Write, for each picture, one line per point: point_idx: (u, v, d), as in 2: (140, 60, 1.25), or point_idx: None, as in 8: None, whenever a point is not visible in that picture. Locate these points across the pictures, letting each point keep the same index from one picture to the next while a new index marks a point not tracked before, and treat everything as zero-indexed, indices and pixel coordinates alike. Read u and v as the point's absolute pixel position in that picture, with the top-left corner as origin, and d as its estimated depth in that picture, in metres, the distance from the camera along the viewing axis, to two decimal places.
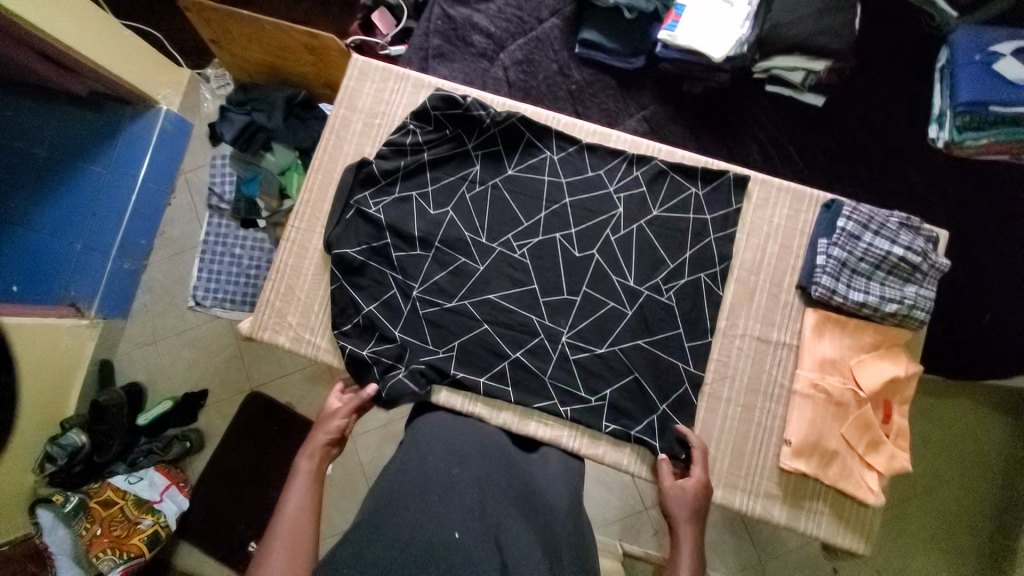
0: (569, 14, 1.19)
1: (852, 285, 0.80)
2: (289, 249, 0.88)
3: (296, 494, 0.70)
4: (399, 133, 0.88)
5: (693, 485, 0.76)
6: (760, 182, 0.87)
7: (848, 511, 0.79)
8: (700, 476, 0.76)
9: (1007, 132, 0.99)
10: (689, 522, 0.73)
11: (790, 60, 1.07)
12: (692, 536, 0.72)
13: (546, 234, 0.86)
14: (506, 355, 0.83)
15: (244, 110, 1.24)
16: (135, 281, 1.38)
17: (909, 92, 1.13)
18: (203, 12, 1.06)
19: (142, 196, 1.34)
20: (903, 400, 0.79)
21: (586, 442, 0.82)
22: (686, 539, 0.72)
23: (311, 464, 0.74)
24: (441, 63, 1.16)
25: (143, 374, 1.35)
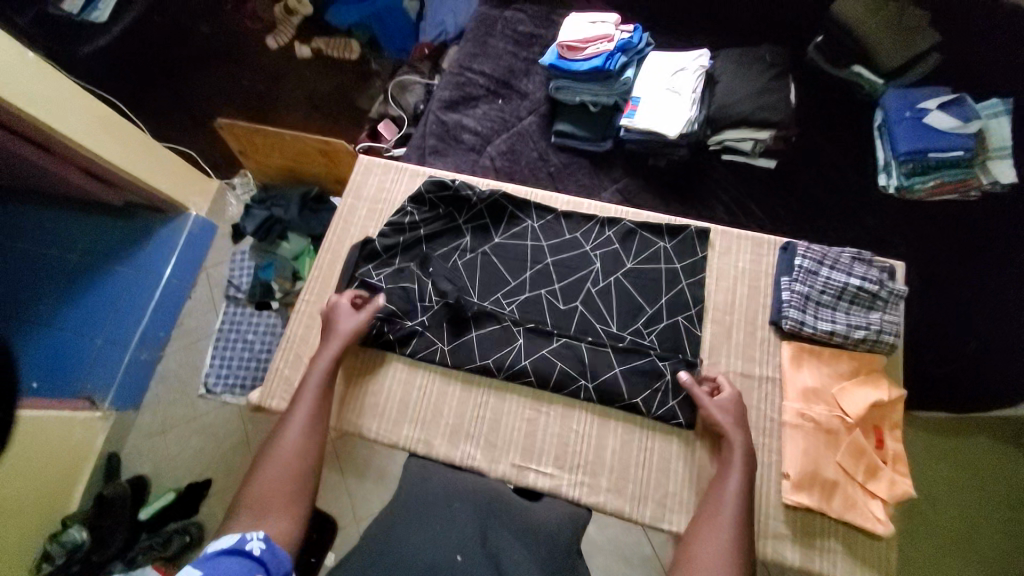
0: (543, 111, 1.39)
1: (819, 315, 0.86)
2: (299, 320, 0.96)
3: (312, 386, 0.81)
4: (399, 214, 1.00)
5: (727, 399, 0.80)
6: (721, 232, 0.97)
7: (862, 547, 0.77)
8: (730, 391, 0.81)
9: (949, 173, 1.14)
10: (735, 426, 0.77)
11: (738, 133, 1.23)
12: (743, 441, 0.76)
13: (532, 291, 0.95)
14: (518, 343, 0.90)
15: (265, 207, 1.41)
16: (151, 371, 1.45)
17: (850, 149, 1.28)
18: (235, 130, 1.27)
19: (166, 292, 1.46)
20: (893, 425, 0.81)
21: (597, 422, 0.86)
22: (737, 443, 0.76)
23: (330, 358, 0.84)
24: (437, 158, 1.34)
25: (148, 467, 1.36)
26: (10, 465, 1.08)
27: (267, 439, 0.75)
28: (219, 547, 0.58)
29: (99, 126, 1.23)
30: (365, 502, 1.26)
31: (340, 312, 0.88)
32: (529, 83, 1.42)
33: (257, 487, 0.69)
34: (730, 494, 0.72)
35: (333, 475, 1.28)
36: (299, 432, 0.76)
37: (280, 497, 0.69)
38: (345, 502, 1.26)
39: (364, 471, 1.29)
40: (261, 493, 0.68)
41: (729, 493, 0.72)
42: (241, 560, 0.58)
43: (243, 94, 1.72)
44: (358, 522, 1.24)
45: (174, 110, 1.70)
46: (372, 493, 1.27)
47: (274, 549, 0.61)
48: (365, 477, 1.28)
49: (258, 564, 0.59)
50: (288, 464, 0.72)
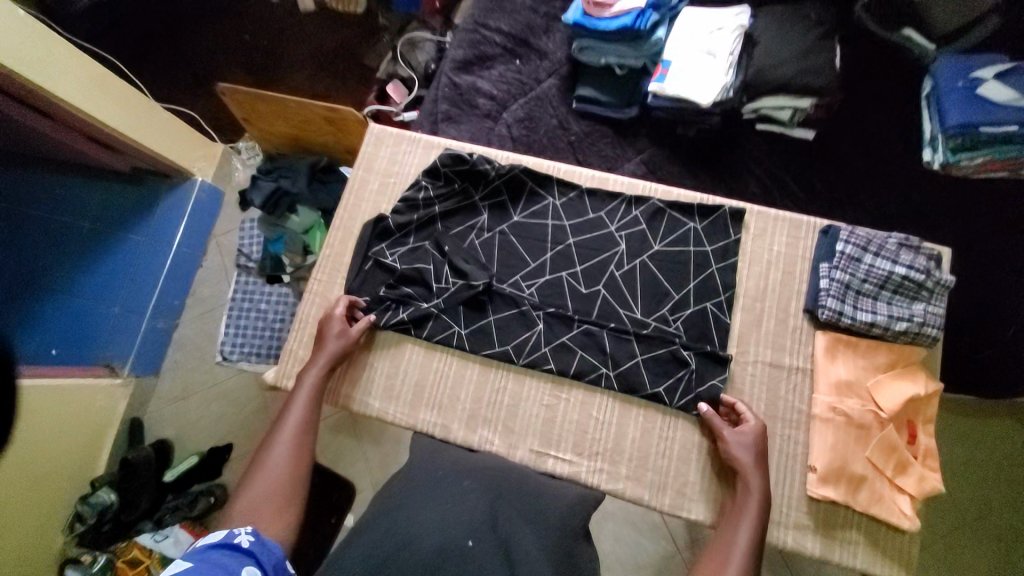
0: (564, 73, 1.29)
1: (859, 305, 0.82)
2: (312, 300, 0.94)
3: (300, 400, 0.80)
4: (412, 190, 0.95)
5: (749, 433, 0.77)
6: (756, 213, 0.91)
7: (885, 540, 0.76)
8: (753, 427, 0.77)
9: (1001, 151, 1.03)
10: (755, 466, 0.74)
11: (776, 100, 1.13)
12: (758, 483, 0.74)
13: (553, 273, 0.90)
14: (535, 327, 0.87)
15: (271, 178, 1.35)
16: (166, 339, 1.45)
17: (897, 120, 1.18)
18: (236, 96, 1.20)
19: (177, 260, 1.43)
20: (927, 419, 0.78)
21: (618, 409, 0.84)
22: (753, 485, 0.73)
23: (316, 375, 0.82)
24: (450, 124, 1.27)
25: (171, 431, 1.39)
26: (33, 432, 1.09)
27: (256, 455, 0.75)
28: (208, 541, 0.59)
29: (97, 87, 1.17)
30: (380, 466, 1.27)
31: (331, 327, 0.86)
32: (549, 42, 1.32)
33: (247, 496, 0.70)
34: (739, 542, 0.70)
35: (350, 442, 1.30)
36: (284, 446, 0.75)
37: (270, 504, 0.69)
38: (360, 464, 1.28)
39: (380, 438, 1.30)
40: (251, 502, 0.69)
41: (737, 548, 0.69)
42: (231, 553, 0.58)
43: (243, 52, 1.62)
44: (375, 486, 1.26)
45: (173, 68, 1.61)
46: (389, 458, 1.28)
47: (264, 543, 0.61)
48: (381, 444, 1.29)
49: (248, 555, 0.59)
50: (276, 477, 0.72)
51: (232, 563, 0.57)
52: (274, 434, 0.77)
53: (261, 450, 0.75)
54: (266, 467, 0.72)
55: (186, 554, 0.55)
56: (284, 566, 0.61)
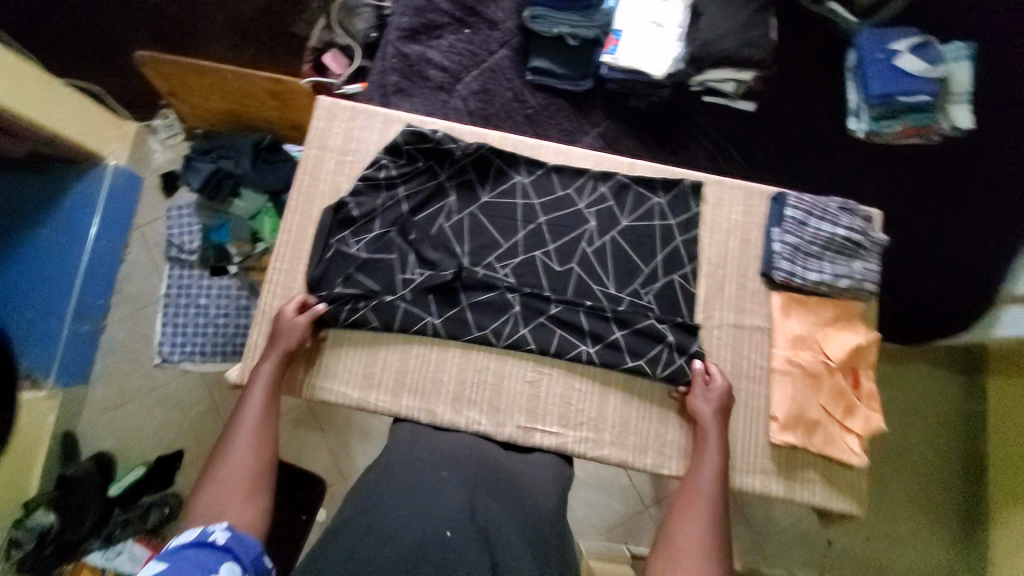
0: (516, 44, 1.25)
1: (808, 266, 0.88)
2: (272, 292, 0.88)
3: (256, 392, 0.76)
4: (373, 169, 0.90)
5: (717, 390, 0.83)
6: (714, 183, 0.94)
7: (836, 475, 0.86)
8: (722, 382, 0.83)
9: (914, 119, 1.16)
10: (713, 413, 0.82)
11: (721, 73, 1.18)
12: (716, 436, 0.80)
13: (525, 252, 0.90)
14: (511, 311, 0.87)
15: (209, 158, 1.23)
16: (93, 346, 1.29)
17: (828, 91, 1.25)
18: (160, 66, 1.07)
19: (95, 255, 1.27)
20: (867, 365, 0.87)
21: (599, 382, 0.87)
22: (712, 437, 0.80)
23: (273, 367, 0.79)
24: (402, 98, 1.20)
25: (111, 442, 1.25)
26: None
27: (215, 450, 0.71)
28: (181, 540, 0.55)
29: None
30: (348, 458, 1.24)
31: (280, 323, 0.81)
32: (499, 11, 1.26)
33: (210, 491, 0.66)
34: (701, 488, 0.76)
35: (312, 435, 1.25)
36: (244, 439, 0.71)
37: (237, 498, 0.66)
38: (328, 461, 1.24)
39: (343, 433, 1.25)
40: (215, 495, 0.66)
41: (703, 486, 0.76)
42: (208, 552, 0.55)
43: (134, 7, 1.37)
44: (344, 479, 1.23)
45: (66, 35, 1.39)
46: (354, 452, 1.24)
47: (241, 537, 0.58)
48: (345, 437, 1.25)
49: (225, 551, 0.56)
50: (241, 472, 0.68)
51: (210, 562, 0.54)
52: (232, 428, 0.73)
53: (219, 446, 0.71)
54: (228, 460, 0.69)
55: (158, 557, 0.52)
56: (262, 560, 0.58)
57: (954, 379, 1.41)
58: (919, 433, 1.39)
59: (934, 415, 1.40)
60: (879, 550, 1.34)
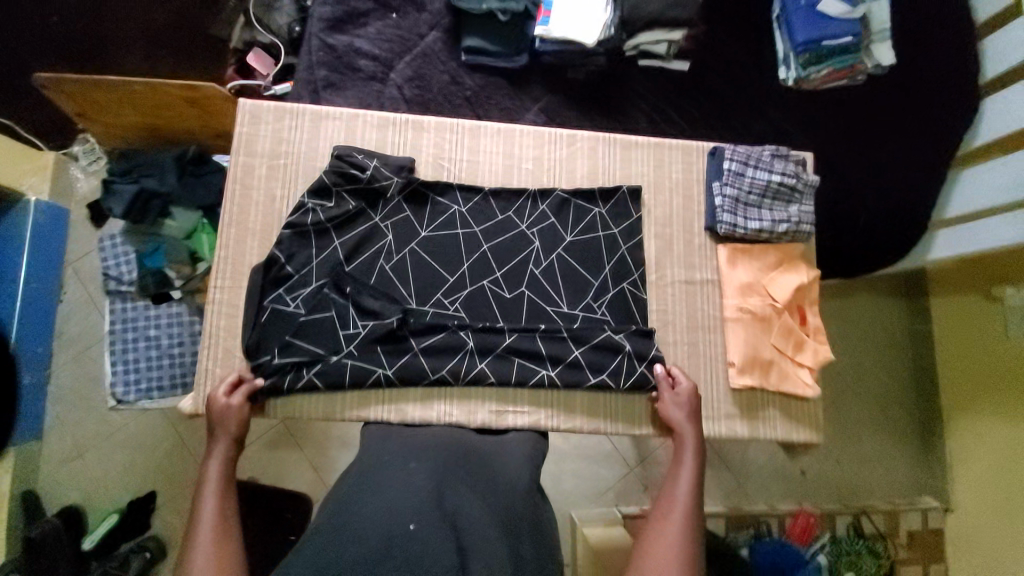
0: (446, 24, 1.22)
1: (749, 215, 0.91)
2: (217, 312, 0.85)
3: (209, 496, 0.73)
4: (299, 215, 0.86)
5: (685, 395, 0.85)
6: (653, 144, 0.96)
7: (794, 409, 0.91)
8: (688, 385, 0.85)
9: (840, 61, 1.18)
10: (685, 415, 0.84)
11: (653, 35, 1.16)
12: (693, 432, 0.83)
13: (473, 284, 0.89)
14: (464, 346, 0.85)
15: (130, 180, 1.15)
16: (41, 395, 1.23)
17: (757, 42, 1.28)
18: (60, 86, 1.01)
19: (27, 302, 1.20)
20: (812, 302, 0.92)
21: (566, 403, 0.87)
22: (688, 436, 0.83)
23: (221, 464, 0.77)
24: (333, 93, 1.16)
25: (76, 494, 1.21)
26: None
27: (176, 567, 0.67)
28: None
29: None
30: (330, 469, 1.23)
31: (213, 413, 0.79)
32: None
33: None
34: (679, 495, 0.78)
35: (291, 454, 1.23)
36: (204, 546, 0.67)
37: None
38: (310, 474, 1.22)
39: (324, 444, 1.24)
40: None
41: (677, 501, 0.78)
42: None
43: None
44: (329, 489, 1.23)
45: None
46: (334, 462, 1.24)
47: None
48: (325, 448, 1.24)
49: None
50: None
51: None
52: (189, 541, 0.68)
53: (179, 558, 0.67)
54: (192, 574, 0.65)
55: None
56: None
57: (897, 303, 1.51)
58: (873, 359, 1.48)
59: (882, 337, 1.50)
60: (847, 472, 1.43)
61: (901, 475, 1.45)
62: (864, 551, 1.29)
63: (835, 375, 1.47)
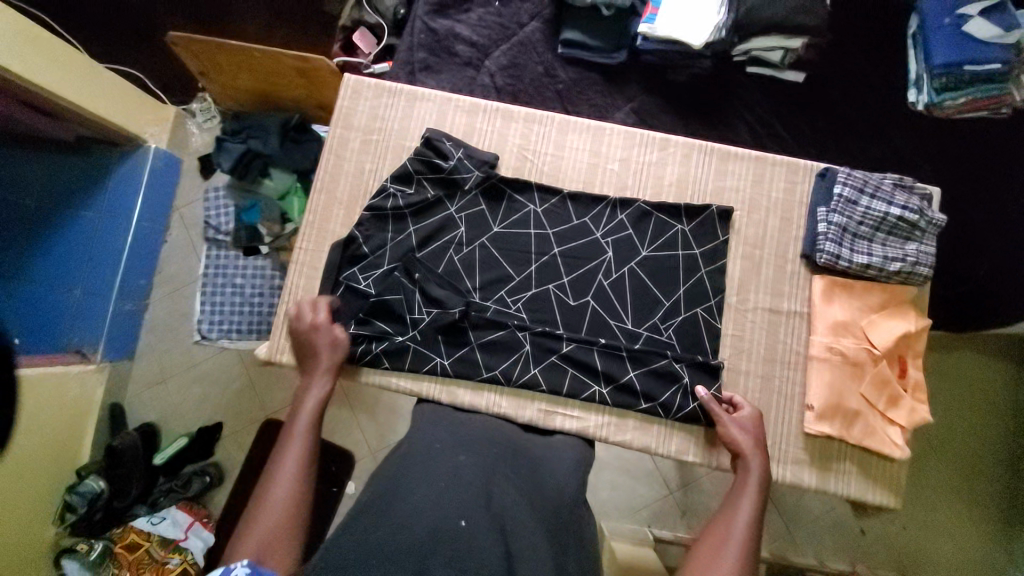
0: (548, 15, 1.20)
1: (855, 248, 0.83)
2: (299, 271, 0.89)
3: (303, 415, 0.75)
4: (380, 198, 0.88)
5: (746, 419, 0.79)
6: (756, 159, 0.89)
7: (874, 467, 0.82)
8: (750, 412, 0.79)
9: (983, 90, 1.03)
10: (752, 449, 0.76)
11: (769, 40, 1.08)
12: (760, 467, 0.75)
13: (539, 286, 0.87)
14: (522, 349, 0.85)
15: (240, 139, 1.24)
16: (138, 321, 1.36)
17: (887, 58, 1.15)
18: (190, 45, 1.09)
19: (138, 237, 1.33)
20: (916, 354, 0.82)
21: (614, 424, 0.84)
22: (754, 467, 0.75)
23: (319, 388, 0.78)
24: (428, 75, 1.18)
25: (155, 415, 1.33)
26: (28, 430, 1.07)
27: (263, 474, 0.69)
28: None
29: (18, 38, 0.99)
30: (376, 435, 1.28)
31: (320, 336, 0.81)
32: None
33: (254, 527, 0.63)
34: (734, 536, 0.68)
35: (344, 414, 1.28)
36: (290, 463, 0.69)
37: (279, 536, 0.63)
38: (358, 434, 1.28)
39: (375, 409, 1.29)
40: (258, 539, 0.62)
41: (737, 523, 0.69)
42: None
43: None
44: (372, 453, 1.27)
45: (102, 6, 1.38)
46: (385, 427, 1.28)
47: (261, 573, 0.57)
48: (376, 414, 1.29)
49: None
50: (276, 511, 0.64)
51: None
52: (279, 452, 0.71)
53: (267, 469, 0.69)
54: (274, 486, 0.66)
55: None
56: None
57: (1006, 369, 1.33)
58: (965, 424, 1.31)
59: (981, 403, 1.32)
60: (919, 543, 1.28)
61: (970, 555, 1.27)
62: None
63: (919, 435, 1.32)
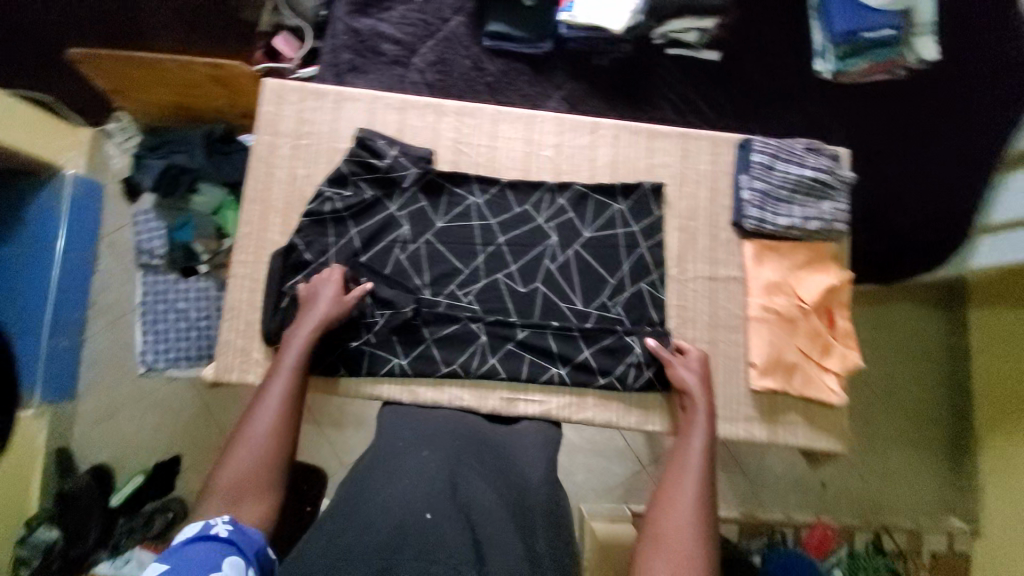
0: (470, 9, 1.20)
1: (778, 211, 0.88)
2: (240, 285, 0.86)
3: (284, 369, 0.75)
4: (317, 202, 0.86)
5: (693, 360, 0.83)
6: (681, 134, 0.93)
7: (818, 415, 0.87)
8: (697, 353, 0.83)
9: (880, 54, 1.14)
10: (698, 388, 0.80)
11: (681, 22, 1.15)
12: (704, 404, 0.79)
13: (487, 277, 0.88)
14: (477, 340, 0.85)
15: (160, 154, 1.20)
16: (75, 358, 1.27)
17: (794, 32, 1.22)
18: (97, 62, 1.04)
19: (67, 268, 1.25)
20: (842, 305, 0.88)
21: (575, 403, 0.86)
22: (700, 404, 0.79)
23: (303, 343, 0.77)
24: (356, 76, 1.16)
25: (109, 453, 1.26)
26: None
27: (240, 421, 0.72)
28: (184, 536, 0.58)
29: None
30: (346, 447, 1.25)
31: (314, 295, 0.80)
32: None
33: (227, 473, 0.67)
34: (689, 476, 0.72)
35: (310, 432, 1.25)
36: (267, 415, 0.71)
37: (252, 484, 0.67)
38: (327, 449, 1.25)
39: (341, 421, 1.26)
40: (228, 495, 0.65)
41: (692, 454, 0.75)
42: (211, 546, 0.58)
43: None
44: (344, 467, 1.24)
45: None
46: (354, 438, 1.25)
47: (243, 530, 0.62)
48: (343, 425, 1.26)
49: (228, 543, 0.59)
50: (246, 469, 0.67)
51: (214, 557, 0.57)
52: (259, 402, 0.73)
53: (246, 417, 0.72)
54: (250, 435, 0.70)
55: (162, 558, 0.54)
56: (264, 552, 0.62)
57: (936, 314, 1.43)
58: (906, 370, 1.41)
59: (913, 348, 1.43)
60: (874, 486, 1.38)
61: (926, 492, 1.39)
62: (882, 568, 1.25)
63: (865, 385, 1.41)
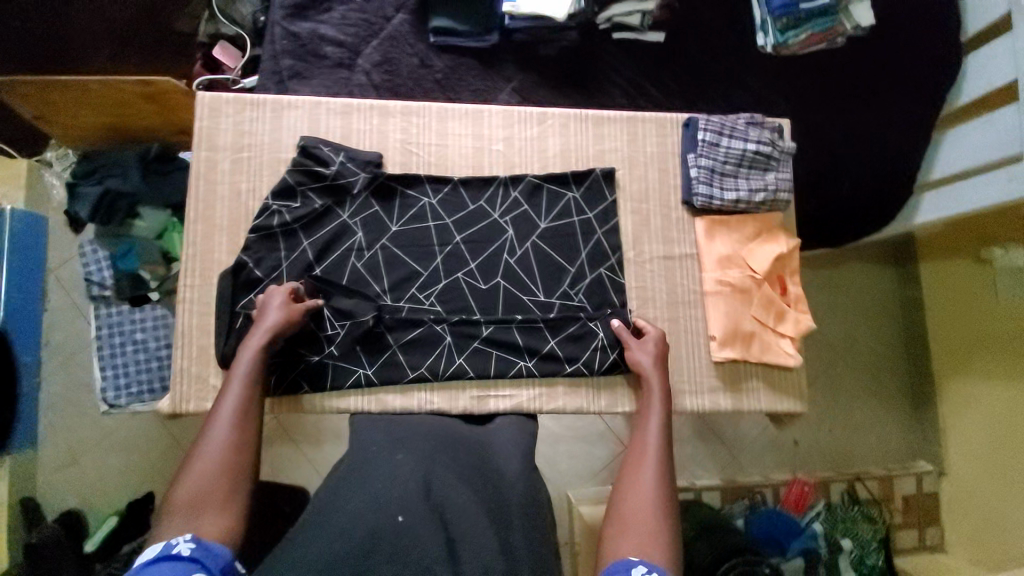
0: (412, 5, 1.18)
1: (725, 186, 0.90)
2: (189, 310, 0.83)
3: (237, 381, 0.73)
4: (265, 217, 0.84)
5: (651, 341, 0.84)
6: (627, 118, 0.94)
7: (778, 380, 0.91)
8: (655, 333, 0.85)
9: (819, 24, 1.12)
10: (653, 364, 0.83)
11: (627, 4, 1.13)
12: (659, 384, 0.82)
13: (448, 276, 0.88)
14: (443, 342, 0.85)
15: (94, 180, 1.14)
16: (32, 402, 1.22)
17: (732, 8, 1.24)
18: (15, 88, 0.98)
19: (14, 309, 1.17)
20: (792, 271, 0.92)
21: (545, 393, 0.87)
22: (655, 384, 0.82)
23: (254, 352, 0.75)
24: (300, 82, 1.13)
25: (74, 499, 1.21)
26: None
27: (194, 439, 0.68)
28: (145, 558, 0.57)
29: None
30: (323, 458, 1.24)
31: (264, 305, 0.78)
32: None
33: (183, 493, 0.63)
34: (649, 448, 0.75)
35: (289, 450, 1.23)
36: (223, 429, 0.69)
37: (212, 500, 0.64)
38: (307, 464, 1.23)
39: (317, 434, 1.24)
40: (192, 497, 0.63)
41: (649, 434, 0.77)
42: (173, 565, 0.56)
43: None
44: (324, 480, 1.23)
45: None
46: (330, 450, 1.24)
47: (207, 546, 0.60)
48: (319, 438, 1.24)
49: (192, 562, 0.58)
50: (212, 459, 0.66)
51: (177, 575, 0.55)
52: (212, 418, 0.70)
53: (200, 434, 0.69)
54: (206, 452, 0.67)
55: None
56: (232, 566, 0.61)
57: (888, 270, 1.51)
58: (864, 325, 1.49)
59: (870, 304, 1.50)
60: (844, 439, 1.44)
61: (892, 440, 1.46)
62: (859, 517, 1.29)
63: (829, 343, 1.47)
